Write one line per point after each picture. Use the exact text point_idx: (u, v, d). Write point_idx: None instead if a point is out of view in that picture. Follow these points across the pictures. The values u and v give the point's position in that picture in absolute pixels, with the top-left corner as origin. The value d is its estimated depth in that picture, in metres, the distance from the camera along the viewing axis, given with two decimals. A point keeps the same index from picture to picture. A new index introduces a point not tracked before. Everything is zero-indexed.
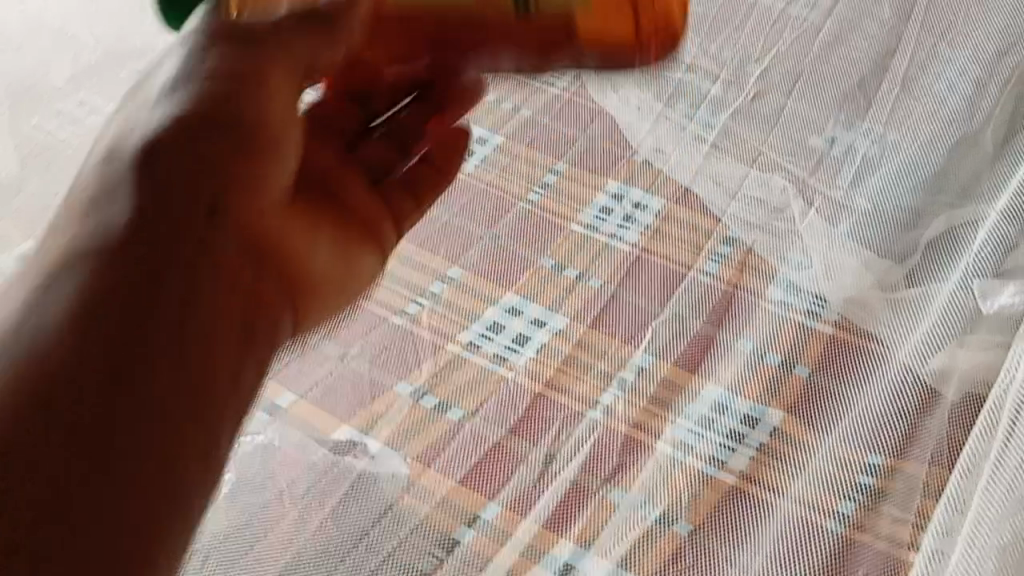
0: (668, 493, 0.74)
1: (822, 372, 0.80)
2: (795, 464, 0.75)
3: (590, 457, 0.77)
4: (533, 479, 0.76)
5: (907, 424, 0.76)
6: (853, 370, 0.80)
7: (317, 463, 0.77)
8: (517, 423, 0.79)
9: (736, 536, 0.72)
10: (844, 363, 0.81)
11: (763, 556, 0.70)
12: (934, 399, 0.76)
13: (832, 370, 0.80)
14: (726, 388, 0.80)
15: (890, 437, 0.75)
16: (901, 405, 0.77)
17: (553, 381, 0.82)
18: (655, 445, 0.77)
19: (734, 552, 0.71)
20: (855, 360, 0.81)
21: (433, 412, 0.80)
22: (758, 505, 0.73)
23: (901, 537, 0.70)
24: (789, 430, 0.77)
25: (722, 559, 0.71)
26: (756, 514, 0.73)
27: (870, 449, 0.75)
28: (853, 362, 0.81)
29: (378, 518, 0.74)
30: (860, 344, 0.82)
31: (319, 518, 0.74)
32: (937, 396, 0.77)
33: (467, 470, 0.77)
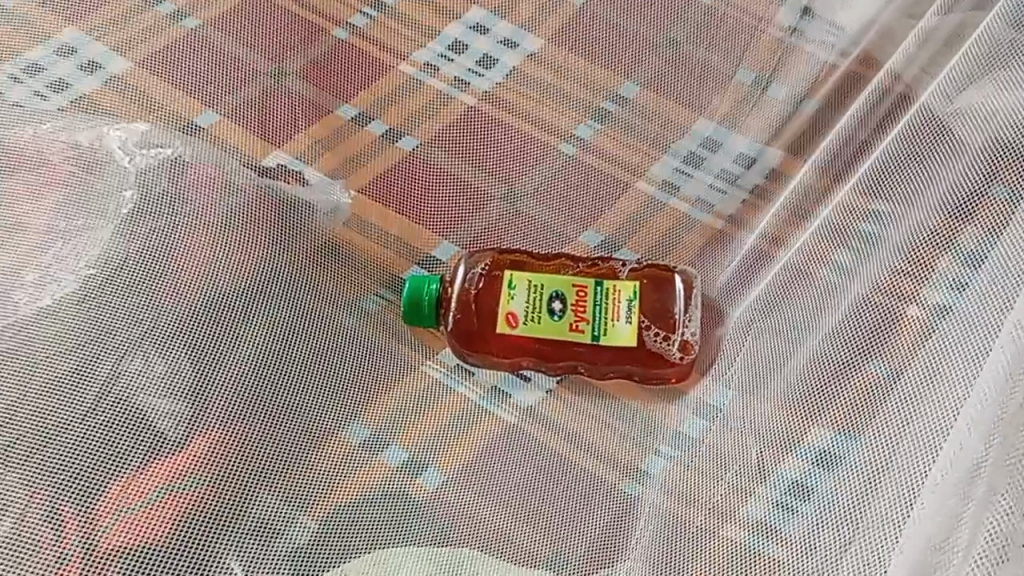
0: (643, 234, 0.67)
1: (825, 102, 0.66)
2: (788, 206, 0.62)
3: (560, 192, 0.69)
4: (499, 219, 0.68)
5: (919, 162, 0.51)
6: (855, 102, 0.62)
7: (240, 184, 0.62)
8: (482, 157, 0.70)
9: (711, 279, 0.64)
10: (879, 104, 0.59)
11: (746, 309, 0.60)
12: (934, 132, 0.50)
13: (836, 97, 0.65)
14: (719, 121, 0.71)
15: (896, 175, 0.52)
16: (909, 140, 0.52)
17: (524, 110, 0.72)
18: (635, 181, 0.70)
19: (709, 295, 0.63)
20: (868, 92, 0.61)
21: (382, 139, 0.70)
22: (755, 250, 0.63)
23: (901, 289, 0.47)
24: (811, 179, 0.61)
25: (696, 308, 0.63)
26: (738, 251, 0.64)
27: (874, 192, 0.53)
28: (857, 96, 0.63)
29: (318, 252, 0.62)
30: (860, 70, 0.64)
31: (236, 247, 0.59)
32: (939, 128, 0.50)
33: (424, 207, 0.68)
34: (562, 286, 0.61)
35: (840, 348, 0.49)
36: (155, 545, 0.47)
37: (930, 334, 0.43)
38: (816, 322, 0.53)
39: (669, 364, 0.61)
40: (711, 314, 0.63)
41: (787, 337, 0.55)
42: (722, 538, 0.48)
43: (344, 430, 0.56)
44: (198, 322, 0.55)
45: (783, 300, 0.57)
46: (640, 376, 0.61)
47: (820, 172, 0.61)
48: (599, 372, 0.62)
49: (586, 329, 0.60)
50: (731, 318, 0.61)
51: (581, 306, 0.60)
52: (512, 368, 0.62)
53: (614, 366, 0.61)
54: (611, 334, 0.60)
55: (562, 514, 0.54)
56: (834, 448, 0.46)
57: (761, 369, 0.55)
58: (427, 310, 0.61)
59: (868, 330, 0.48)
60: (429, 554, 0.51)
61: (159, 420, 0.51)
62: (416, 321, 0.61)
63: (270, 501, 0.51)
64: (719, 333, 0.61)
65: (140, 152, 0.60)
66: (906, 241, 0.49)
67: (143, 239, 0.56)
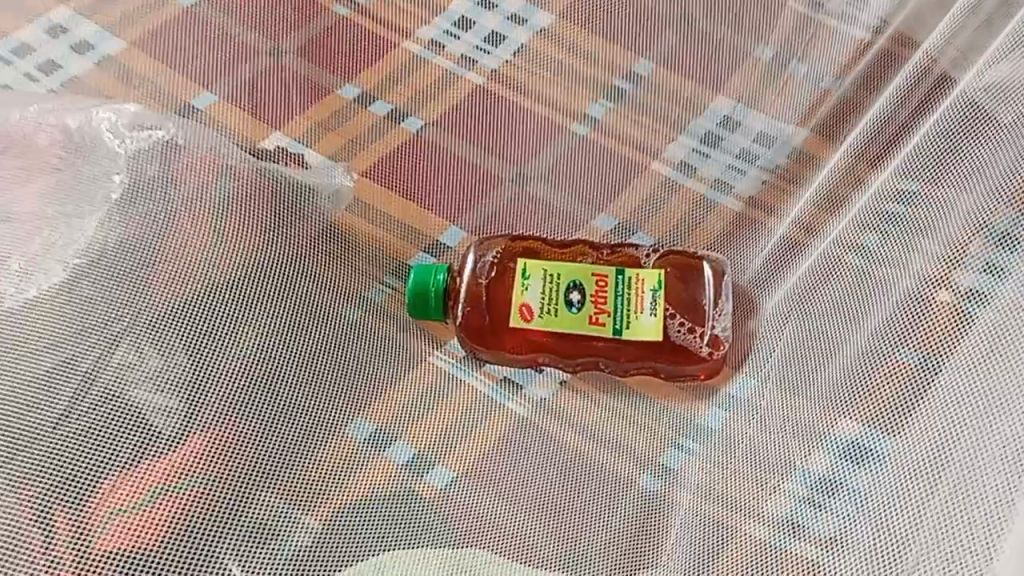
0: (659, 217, 0.65)
1: (856, 82, 0.63)
2: (822, 195, 0.59)
3: (572, 174, 0.66)
4: (508, 202, 0.65)
5: (959, 147, 0.47)
6: (887, 81, 0.59)
7: (236, 166, 0.59)
8: (491, 138, 0.67)
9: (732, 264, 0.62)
10: (910, 80, 0.56)
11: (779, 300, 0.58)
12: (977, 113, 0.47)
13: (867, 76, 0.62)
14: (739, 99, 0.67)
15: (934, 156, 0.49)
16: (949, 122, 0.49)
17: (533, 89, 0.69)
18: (651, 162, 0.67)
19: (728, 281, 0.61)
20: (903, 69, 0.58)
21: (385, 120, 0.67)
22: (790, 241, 0.60)
23: (933, 272, 0.46)
24: (844, 164, 0.59)
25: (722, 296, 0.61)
26: (768, 240, 0.62)
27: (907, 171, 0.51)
28: (889, 74, 0.60)
29: (321, 239, 0.60)
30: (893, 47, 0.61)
31: (231, 235, 0.56)
32: (982, 108, 0.46)
33: (431, 190, 0.66)
34: (581, 276, 0.59)
35: (881, 343, 0.47)
36: (150, 548, 0.44)
37: (968, 323, 0.42)
38: (858, 318, 0.51)
39: (697, 362, 0.59)
40: (744, 307, 0.60)
41: (824, 330, 0.53)
42: (744, 537, 0.46)
43: (348, 427, 0.54)
44: (195, 313, 0.52)
45: (815, 291, 0.55)
46: (668, 372, 0.60)
47: (853, 155, 0.58)
48: (621, 367, 0.60)
49: (607, 322, 0.58)
50: (768, 306, 0.58)
51: (601, 297, 0.58)
52: (530, 364, 0.61)
53: (637, 361, 0.60)
54: (635, 327, 0.58)
55: (575, 514, 0.51)
56: (863, 441, 0.44)
57: (806, 363, 0.53)
58: (433, 306, 0.59)
59: (910, 323, 0.46)
60: (440, 556, 0.48)
61: (153, 417, 0.48)
62: (423, 317, 0.59)
63: (271, 502, 0.49)
64: (752, 325, 0.59)
65: (131, 134, 0.57)
66: (949, 233, 0.46)
67: (133, 226, 0.53)
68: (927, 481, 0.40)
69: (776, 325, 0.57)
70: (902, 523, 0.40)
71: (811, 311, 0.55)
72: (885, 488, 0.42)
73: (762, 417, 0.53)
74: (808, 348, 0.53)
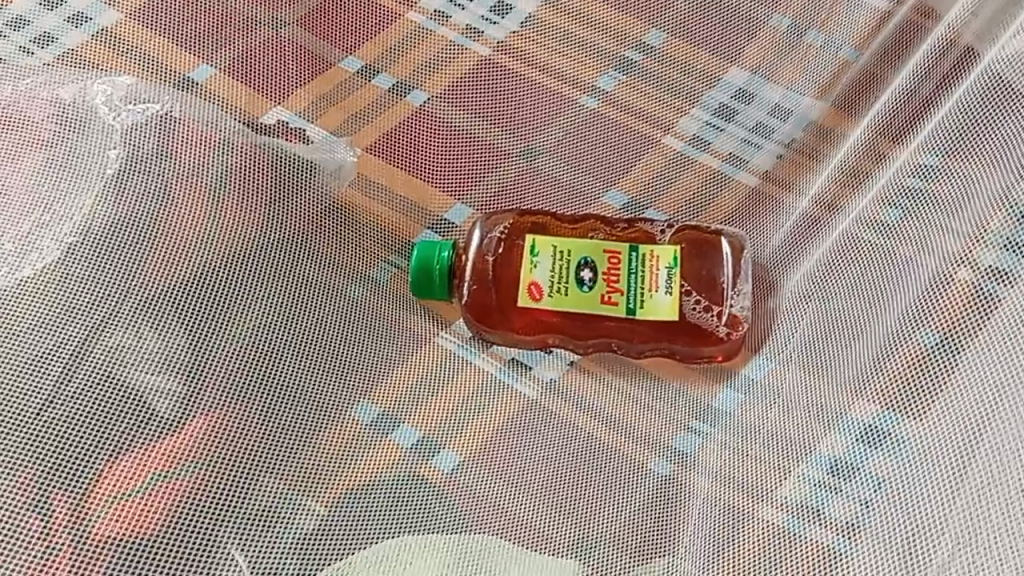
0: (671, 193, 0.63)
1: (877, 53, 0.61)
2: (842, 171, 0.58)
3: (581, 148, 0.65)
4: (516, 178, 0.64)
5: (985, 121, 0.45)
6: (911, 53, 0.57)
7: (236, 142, 0.57)
8: (498, 111, 0.65)
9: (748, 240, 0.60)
10: (935, 51, 0.54)
11: (806, 280, 0.55)
12: (1003, 86, 0.44)
13: (890, 47, 0.60)
14: (754, 70, 0.65)
15: (957, 130, 0.47)
16: (974, 94, 0.46)
17: (542, 61, 0.66)
18: (663, 136, 0.65)
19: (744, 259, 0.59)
20: (928, 41, 0.56)
21: (389, 94, 0.65)
22: (812, 217, 0.58)
23: (953, 252, 0.44)
24: (866, 139, 0.57)
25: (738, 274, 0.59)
26: (790, 218, 0.60)
27: (929, 146, 0.49)
28: (913, 46, 0.57)
29: (323, 215, 0.58)
30: (915, 19, 0.59)
31: (230, 213, 0.54)
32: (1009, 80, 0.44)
33: (436, 165, 0.64)
34: (592, 253, 0.57)
35: (906, 324, 0.45)
36: (151, 535, 0.44)
37: (990, 303, 0.41)
38: (883, 300, 0.49)
39: (712, 343, 0.57)
40: (764, 287, 0.58)
41: (851, 313, 0.51)
42: (759, 523, 0.45)
43: (352, 409, 0.52)
44: (194, 292, 0.51)
45: (840, 267, 0.53)
46: (685, 354, 0.58)
47: (875, 130, 0.56)
48: (636, 350, 0.58)
49: (619, 301, 0.57)
50: (786, 286, 0.57)
51: (614, 275, 0.57)
52: (539, 346, 0.58)
53: (650, 343, 0.58)
54: (649, 307, 0.56)
55: (585, 499, 0.50)
56: (880, 423, 0.44)
57: (825, 346, 0.51)
58: (437, 286, 0.58)
59: (941, 309, 0.43)
60: (449, 543, 0.47)
61: (152, 398, 0.47)
62: (426, 297, 0.58)
63: (273, 486, 0.48)
64: (772, 304, 0.57)
65: (127, 107, 0.55)
66: (972, 213, 0.44)
67: (129, 203, 0.51)
68: (943, 467, 0.40)
69: (802, 300, 0.55)
70: (924, 513, 0.40)
71: (837, 291, 0.53)
72: (906, 474, 0.41)
73: (781, 402, 0.51)
74: (832, 330, 0.52)
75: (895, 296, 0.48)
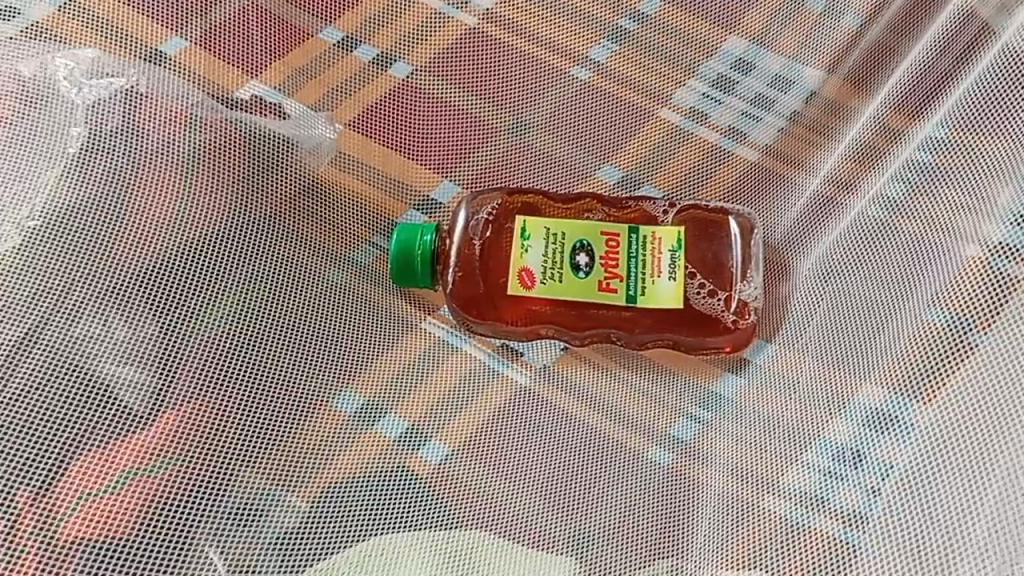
0: (668, 169, 0.61)
1: (886, 24, 0.58)
2: (857, 151, 0.55)
3: (573, 122, 0.61)
4: (505, 153, 0.61)
5: (1008, 93, 0.42)
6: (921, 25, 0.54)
7: (204, 116, 0.53)
8: (483, 86, 0.62)
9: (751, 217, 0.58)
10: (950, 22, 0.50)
11: (821, 263, 0.53)
12: None
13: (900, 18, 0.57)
14: (751, 40, 0.62)
15: (975, 100, 0.44)
16: (997, 63, 0.43)
17: (531, 31, 0.62)
18: (658, 110, 0.62)
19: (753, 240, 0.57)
20: (943, 11, 0.52)
21: (371, 66, 0.62)
22: (827, 199, 0.56)
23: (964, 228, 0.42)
24: (884, 119, 0.53)
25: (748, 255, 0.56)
26: (800, 199, 0.58)
27: (945, 117, 0.46)
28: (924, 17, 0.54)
29: (300, 194, 0.56)
30: None
31: (202, 192, 0.51)
32: None
33: (421, 141, 0.61)
34: (588, 236, 0.55)
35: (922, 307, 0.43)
36: (123, 537, 0.41)
37: (1000, 280, 0.39)
38: (892, 284, 0.47)
39: (719, 333, 0.54)
40: (775, 269, 0.56)
41: (868, 299, 0.48)
42: (762, 512, 0.44)
43: (335, 399, 0.50)
44: (165, 279, 0.48)
45: (863, 254, 0.50)
46: (690, 345, 0.55)
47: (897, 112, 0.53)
48: (639, 340, 0.55)
49: (619, 288, 0.54)
50: (797, 276, 0.55)
51: (613, 260, 0.54)
52: (531, 337, 0.56)
53: (655, 333, 0.55)
54: (651, 293, 0.54)
55: (580, 492, 0.47)
56: (886, 408, 0.43)
57: (833, 338, 0.49)
58: (417, 271, 0.54)
59: (959, 293, 0.41)
60: (435, 542, 0.44)
61: (121, 391, 0.44)
62: (408, 283, 0.55)
63: (253, 481, 0.45)
64: (783, 290, 0.55)
65: (89, 82, 0.51)
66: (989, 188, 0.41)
67: (93, 183, 0.48)
68: (956, 452, 0.38)
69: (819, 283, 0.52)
70: (937, 502, 0.38)
71: (856, 275, 0.50)
72: (918, 461, 0.39)
73: (789, 381, 0.50)
74: (849, 314, 0.49)
75: (909, 282, 0.46)
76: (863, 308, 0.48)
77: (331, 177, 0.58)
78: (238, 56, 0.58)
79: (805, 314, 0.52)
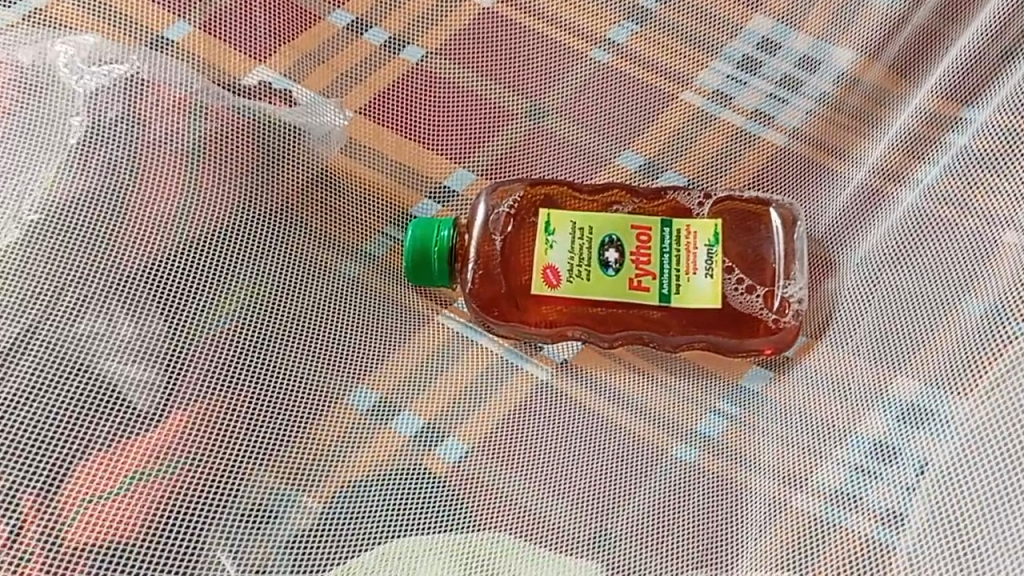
0: (691, 154, 0.58)
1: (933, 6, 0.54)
2: (902, 141, 0.52)
3: (592, 107, 0.59)
4: (522, 141, 0.59)
5: None
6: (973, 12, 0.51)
7: (210, 103, 0.51)
8: (498, 70, 0.59)
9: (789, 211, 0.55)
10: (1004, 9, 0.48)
11: (870, 252, 0.51)
12: None
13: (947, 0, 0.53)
14: (779, 18, 0.58)
15: None
16: None
17: (545, 11, 0.59)
18: (680, 92, 0.59)
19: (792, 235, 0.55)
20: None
21: (383, 50, 0.59)
22: (873, 190, 0.53)
23: None
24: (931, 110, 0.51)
25: (790, 252, 0.54)
26: (844, 190, 0.55)
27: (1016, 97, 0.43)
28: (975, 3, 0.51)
29: (309, 184, 0.54)
30: None
31: (209, 183, 0.49)
32: None
33: (435, 128, 0.59)
34: (618, 230, 0.53)
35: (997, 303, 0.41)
36: (130, 542, 0.40)
37: None
38: (923, 265, 0.47)
39: (756, 336, 0.53)
40: (820, 266, 0.53)
41: (926, 291, 0.46)
42: (793, 511, 0.43)
43: (348, 395, 0.48)
44: (171, 273, 0.46)
45: (911, 249, 0.48)
46: (728, 347, 0.53)
47: (958, 103, 0.50)
48: (674, 342, 0.53)
49: (651, 287, 0.52)
50: (842, 272, 0.52)
51: (644, 257, 0.52)
52: (558, 338, 0.53)
53: (688, 337, 0.53)
54: (686, 292, 0.52)
55: (602, 494, 0.45)
56: (920, 402, 0.43)
57: (885, 333, 0.47)
58: (435, 271, 0.53)
59: None
60: (454, 548, 0.43)
61: (127, 390, 0.43)
62: (424, 283, 0.53)
63: (264, 482, 0.44)
64: (828, 286, 0.52)
65: (90, 69, 0.49)
66: None
67: (94, 175, 0.46)
68: (993, 445, 0.38)
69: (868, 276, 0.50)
70: (972, 497, 0.37)
71: (911, 264, 0.48)
72: (952, 457, 0.39)
73: (829, 381, 0.48)
74: (904, 306, 0.47)
75: (937, 266, 0.46)
76: (921, 300, 0.46)
77: (341, 166, 0.56)
78: (244, 38, 0.56)
79: (852, 307, 0.50)
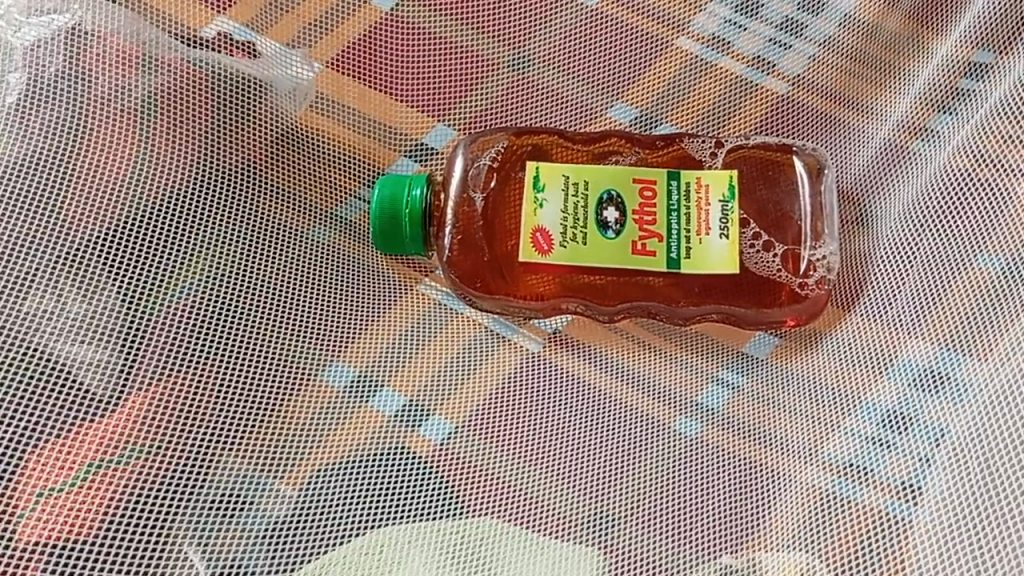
0: (687, 102, 0.54)
1: None
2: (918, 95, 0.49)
3: (581, 56, 0.55)
4: (506, 93, 0.55)
5: None
6: None
7: (159, 54, 0.46)
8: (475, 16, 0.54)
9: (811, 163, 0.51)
10: None
11: (895, 218, 0.47)
12: None
13: None
14: None
15: None
16: None
17: None
18: (675, 39, 0.54)
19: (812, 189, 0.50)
20: None
21: None
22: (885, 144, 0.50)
23: None
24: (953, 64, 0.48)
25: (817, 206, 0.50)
26: (850, 144, 0.52)
27: None
28: None
29: (276, 145, 0.50)
30: None
31: (164, 148, 0.45)
32: None
33: (409, 81, 0.54)
34: (618, 185, 0.48)
35: None
36: (90, 539, 0.36)
37: None
38: (939, 222, 0.45)
39: (779, 304, 0.48)
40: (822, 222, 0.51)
41: (952, 256, 0.43)
42: (803, 486, 0.40)
43: (323, 372, 0.45)
44: (126, 243, 0.42)
45: (935, 211, 0.45)
46: (747, 319, 0.48)
47: (975, 47, 0.47)
48: (685, 314, 0.49)
49: (659, 250, 0.47)
50: (849, 230, 0.49)
51: (653, 215, 0.48)
52: (552, 308, 0.49)
53: (699, 305, 0.49)
54: (700, 253, 0.47)
55: (597, 469, 0.43)
56: (936, 365, 0.40)
57: (899, 293, 0.45)
58: (405, 237, 0.48)
59: None
60: (440, 533, 0.40)
61: (81, 373, 0.39)
62: (396, 250, 0.49)
63: (234, 468, 0.41)
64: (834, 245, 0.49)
65: (28, 20, 0.43)
66: None
67: (38, 139, 0.41)
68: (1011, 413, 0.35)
69: (893, 243, 0.47)
70: (986, 462, 0.34)
71: (939, 230, 0.44)
72: (970, 425, 0.36)
73: (830, 339, 0.46)
74: (931, 273, 0.44)
75: (947, 218, 0.44)
76: (947, 266, 0.43)
77: (310, 124, 0.52)
78: None
79: (874, 275, 0.47)
